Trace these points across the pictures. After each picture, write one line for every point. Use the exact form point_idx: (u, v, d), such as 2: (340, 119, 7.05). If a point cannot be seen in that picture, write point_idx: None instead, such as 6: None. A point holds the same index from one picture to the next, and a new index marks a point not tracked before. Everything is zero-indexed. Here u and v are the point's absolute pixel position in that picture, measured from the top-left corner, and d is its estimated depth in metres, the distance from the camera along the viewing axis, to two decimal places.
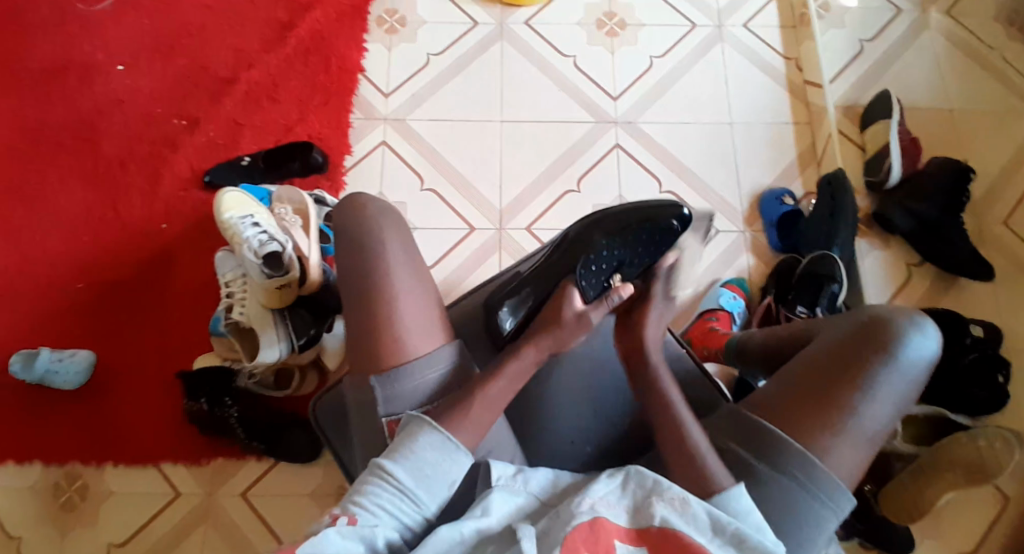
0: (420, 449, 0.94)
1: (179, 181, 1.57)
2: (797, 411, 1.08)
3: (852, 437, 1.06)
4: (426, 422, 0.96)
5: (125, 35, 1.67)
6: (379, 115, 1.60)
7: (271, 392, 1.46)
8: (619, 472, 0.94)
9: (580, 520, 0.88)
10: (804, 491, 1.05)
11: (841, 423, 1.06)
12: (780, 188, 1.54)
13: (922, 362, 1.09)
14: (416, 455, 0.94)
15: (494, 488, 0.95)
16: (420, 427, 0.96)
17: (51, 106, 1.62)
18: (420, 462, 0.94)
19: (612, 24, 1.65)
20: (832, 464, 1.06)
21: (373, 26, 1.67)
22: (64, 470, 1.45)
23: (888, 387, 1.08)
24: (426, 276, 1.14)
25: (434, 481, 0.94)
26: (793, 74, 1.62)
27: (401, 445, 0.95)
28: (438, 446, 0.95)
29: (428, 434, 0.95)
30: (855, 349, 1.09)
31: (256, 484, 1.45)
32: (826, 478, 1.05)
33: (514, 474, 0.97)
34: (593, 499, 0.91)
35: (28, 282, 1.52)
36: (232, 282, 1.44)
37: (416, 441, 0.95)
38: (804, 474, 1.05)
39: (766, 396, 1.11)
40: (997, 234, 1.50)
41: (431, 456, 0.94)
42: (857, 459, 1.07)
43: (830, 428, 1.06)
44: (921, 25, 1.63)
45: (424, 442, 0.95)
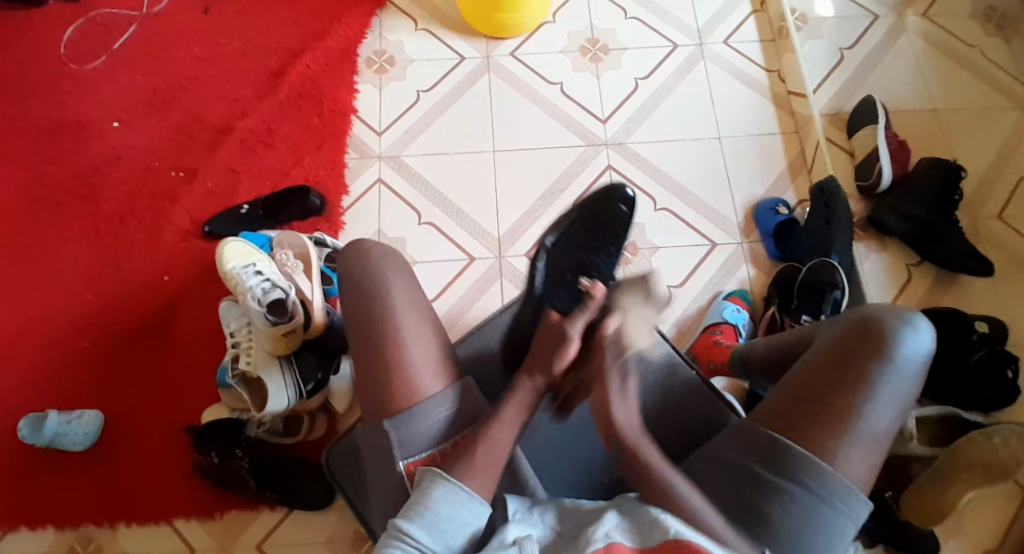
0: (436, 505, 1.01)
1: (177, 234, 1.57)
2: (803, 419, 1.09)
3: (859, 440, 1.07)
4: (439, 476, 1.03)
5: (117, 92, 1.68)
6: (374, 153, 1.61)
7: (282, 438, 1.46)
8: (626, 501, 1.01)
9: (596, 546, 0.95)
10: (818, 498, 1.05)
11: (847, 427, 1.07)
12: (773, 198, 1.55)
13: (919, 360, 1.11)
14: (433, 511, 1.00)
15: (511, 520, 1.01)
16: (434, 484, 1.02)
17: (46, 166, 1.62)
18: (438, 516, 1.00)
19: (596, 50, 1.68)
20: (843, 468, 1.06)
21: (361, 67, 1.68)
22: (77, 533, 1.43)
23: (889, 388, 1.09)
24: (433, 318, 1.19)
25: (452, 533, 1.00)
26: (777, 86, 1.64)
27: (418, 502, 1.01)
28: (453, 500, 1.01)
29: (442, 488, 1.01)
30: (852, 353, 1.10)
31: (272, 534, 1.44)
32: (839, 483, 1.06)
33: (528, 508, 1.03)
34: (605, 526, 0.98)
35: (32, 344, 1.51)
36: (237, 331, 1.44)
37: (430, 497, 1.01)
38: (817, 481, 1.05)
39: (770, 407, 1.12)
40: (992, 230, 1.51)
41: (447, 509, 1.00)
42: (866, 462, 1.07)
43: (836, 433, 1.07)
44: (899, 30, 1.66)
45: (438, 496, 1.01)
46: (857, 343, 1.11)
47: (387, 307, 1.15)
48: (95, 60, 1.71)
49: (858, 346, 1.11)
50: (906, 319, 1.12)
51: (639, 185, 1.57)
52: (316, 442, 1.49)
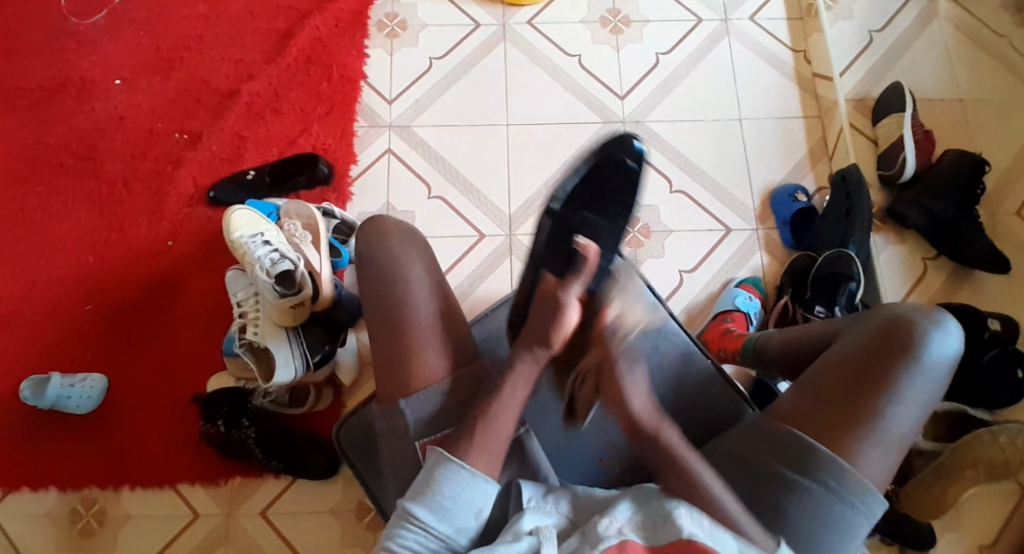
0: (442, 485, 0.99)
1: (184, 198, 1.54)
2: (824, 419, 1.08)
3: (879, 441, 1.06)
4: (443, 458, 1.01)
5: (121, 50, 1.63)
6: (384, 122, 1.57)
7: (287, 409, 1.46)
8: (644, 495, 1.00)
9: (608, 543, 0.93)
10: (836, 498, 1.05)
11: (868, 427, 1.06)
12: (791, 185, 1.52)
13: (945, 361, 1.09)
14: (439, 491, 0.99)
15: (527, 509, 1.00)
16: (443, 465, 1.00)
17: (48, 126, 1.58)
18: (444, 496, 0.99)
19: (616, 22, 1.62)
20: (863, 469, 1.06)
21: (374, 31, 1.63)
22: (80, 495, 1.43)
23: (914, 388, 1.08)
24: (446, 291, 1.18)
25: (460, 513, 0.98)
26: (801, 67, 1.60)
27: (424, 483, 1.00)
28: (459, 479, 0.99)
29: (446, 467, 1.00)
30: (876, 351, 1.09)
31: (275, 503, 1.44)
32: (859, 483, 1.05)
33: (545, 496, 1.02)
34: (620, 523, 0.96)
35: (35, 307, 1.49)
36: (244, 302, 1.43)
37: (439, 479, 1.00)
38: (836, 481, 1.05)
39: (790, 403, 1.11)
40: (1009, 226, 1.49)
41: (452, 489, 0.99)
42: (887, 462, 1.07)
43: (857, 433, 1.06)
44: (930, 13, 1.61)
45: (446, 478, 1.00)
46: (882, 341, 1.09)
47: (400, 286, 1.15)
48: (98, 15, 1.66)
49: (883, 344, 1.09)
50: (932, 319, 1.10)
51: (655, 166, 1.53)
52: (321, 415, 1.49)
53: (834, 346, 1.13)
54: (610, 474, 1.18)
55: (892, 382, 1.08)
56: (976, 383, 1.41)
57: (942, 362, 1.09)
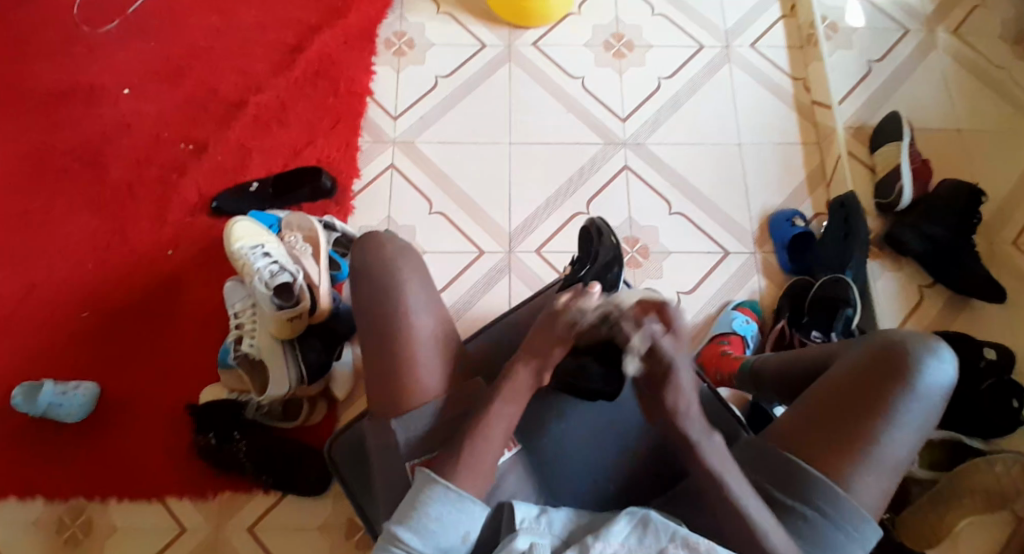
0: (428, 508, 1.01)
1: (185, 207, 1.55)
2: (820, 443, 1.08)
3: (874, 467, 1.06)
4: (430, 479, 1.03)
5: (130, 58, 1.64)
6: (388, 137, 1.58)
7: (280, 422, 1.45)
8: (640, 516, 0.99)
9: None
10: (830, 523, 1.05)
11: (862, 453, 1.06)
12: (789, 210, 1.53)
13: (940, 388, 1.09)
14: (425, 513, 1.01)
15: (518, 529, 0.99)
16: (431, 488, 1.02)
17: (53, 132, 1.59)
18: (429, 518, 1.01)
19: (620, 45, 1.64)
20: (857, 495, 1.06)
21: (381, 48, 1.65)
22: (68, 504, 1.41)
23: (909, 413, 1.07)
24: (444, 314, 1.17)
25: (446, 536, 1.01)
26: (801, 94, 1.62)
27: (410, 505, 1.02)
28: (445, 501, 1.01)
29: (433, 488, 1.02)
30: (871, 377, 1.09)
31: (265, 517, 1.42)
32: (853, 509, 1.05)
33: (538, 516, 1.02)
34: (613, 548, 0.96)
35: (33, 311, 1.49)
36: (241, 313, 1.43)
37: (426, 502, 1.01)
38: (830, 506, 1.05)
39: (784, 426, 1.11)
40: (1006, 255, 1.50)
41: (438, 512, 1.01)
42: (881, 488, 1.07)
43: (851, 458, 1.06)
44: (929, 46, 1.64)
45: (433, 500, 1.01)
46: (877, 367, 1.09)
47: (399, 306, 1.13)
48: (110, 24, 1.67)
49: (878, 369, 1.09)
50: (928, 346, 1.09)
51: (655, 187, 1.54)
52: (314, 428, 1.48)
53: (831, 370, 1.13)
54: (605, 492, 1.18)
55: (889, 407, 1.07)
56: (976, 412, 1.41)
57: (939, 389, 1.09)
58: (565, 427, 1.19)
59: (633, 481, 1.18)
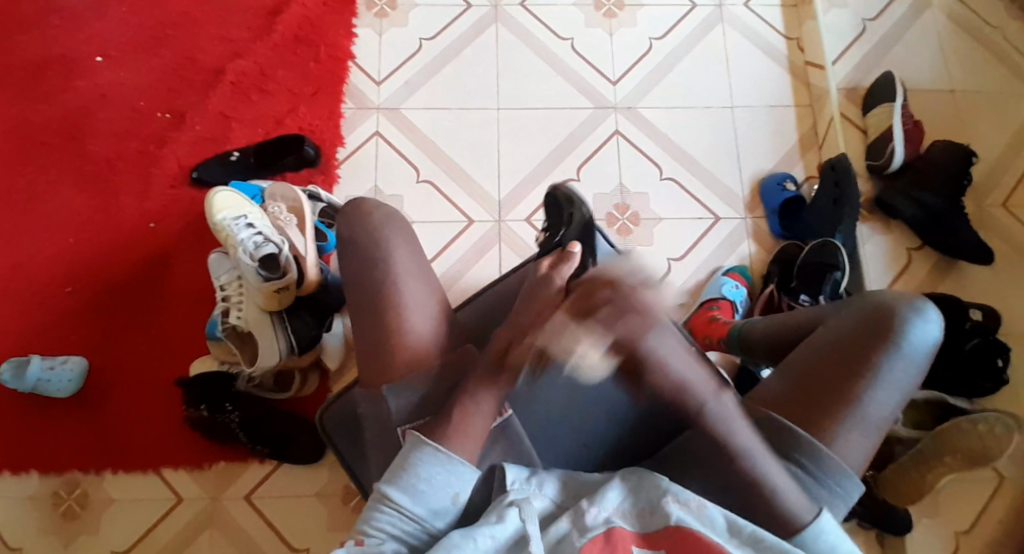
0: (418, 468, 0.99)
1: (167, 178, 1.51)
2: (805, 402, 1.09)
3: (859, 425, 1.07)
4: (419, 442, 1.01)
5: (102, 24, 1.59)
6: (372, 104, 1.54)
7: (271, 393, 1.46)
8: (631, 481, 1.00)
9: (596, 531, 0.94)
10: (815, 482, 1.05)
11: (848, 413, 1.07)
12: (780, 173, 1.52)
13: (926, 350, 1.10)
14: (414, 473, 0.99)
15: (509, 491, 0.99)
16: (421, 450, 1.00)
17: (25, 100, 1.54)
18: (418, 478, 0.99)
19: (611, 5, 1.60)
20: (841, 452, 1.06)
21: (362, 9, 1.59)
22: (63, 478, 1.42)
23: (895, 374, 1.08)
24: (439, 292, 1.15)
25: (435, 496, 0.98)
26: (795, 55, 1.59)
27: (400, 466, 1.00)
28: (434, 462, 0.99)
29: (423, 451, 1.00)
30: (858, 338, 1.10)
31: (261, 486, 1.44)
32: (838, 467, 1.05)
33: (528, 478, 1.02)
34: (607, 511, 0.97)
35: (15, 286, 1.47)
36: (227, 285, 1.41)
37: (416, 463, 0.99)
38: (814, 463, 1.06)
39: (771, 388, 1.12)
40: (996, 219, 1.50)
41: (428, 472, 0.99)
42: (865, 446, 1.07)
43: (836, 416, 1.07)
44: (923, 4, 1.61)
45: (421, 461, 0.99)
46: (864, 329, 1.10)
47: (392, 277, 1.12)
48: None
49: (864, 331, 1.10)
50: (913, 306, 1.11)
51: (646, 152, 1.52)
52: (306, 399, 1.48)
53: (818, 332, 1.14)
54: (591, 459, 1.20)
55: (874, 366, 1.08)
56: (966, 374, 1.43)
57: (923, 350, 1.10)
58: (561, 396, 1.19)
59: (618, 447, 1.18)
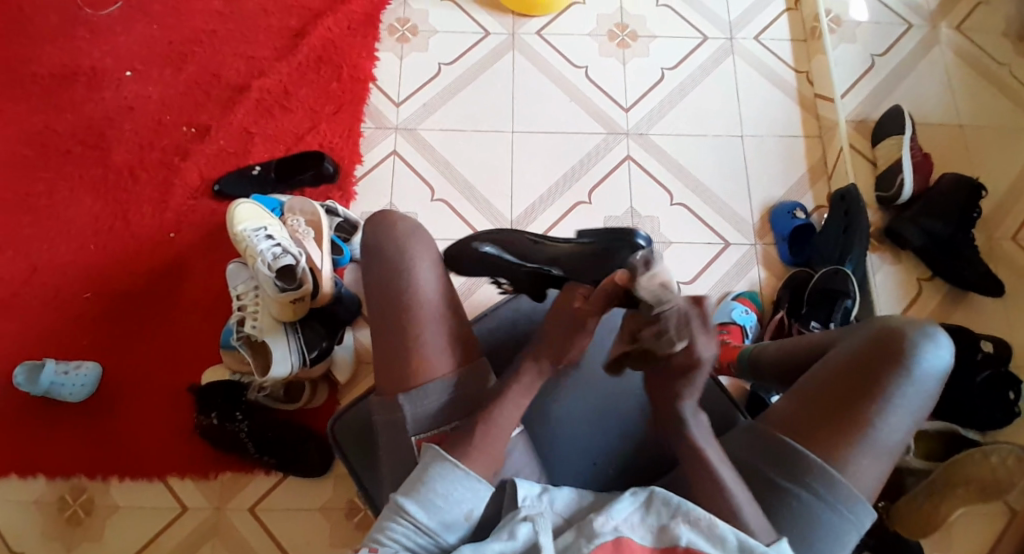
0: (435, 482, 0.98)
1: (189, 190, 1.55)
2: (818, 425, 1.06)
3: (870, 450, 1.04)
4: (438, 455, 1.00)
5: (134, 42, 1.65)
6: (391, 124, 1.59)
7: (282, 405, 1.46)
8: (645, 491, 0.97)
9: (604, 538, 0.92)
10: (825, 506, 1.04)
11: (858, 438, 1.04)
12: (791, 202, 1.53)
13: (936, 375, 1.07)
14: (431, 487, 0.98)
15: (520, 507, 0.97)
16: (440, 465, 0.99)
17: (57, 113, 1.60)
18: (434, 492, 0.98)
19: (624, 35, 1.65)
20: (852, 478, 1.04)
21: (385, 35, 1.65)
22: (69, 483, 1.42)
23: (906, 399, 1.05)
24: (453, 293, 1.16)
25: (451, 511, 0.98)
26: (804, 87, 1.62)
27: (417, 479, 0.99)
28: (452, 478, 0.99)
29: (441, 465, 0.99)
30: (868, 362, 1.07)
31: (265, 499, 1.43)
32: (847, 492, 1.04)
33: (539, 494, 0.99)
34: (616, 520, 0.94)
35: (35, 291, 1.50)
36: (243, 295, 1.42)
37: (433, 477, 0.99)
38: (826, 488, 1.04)
39: (783, 409, 1.09)
40: (1005, 250, 1.51)
41: (444, 487, 0.98)
42: (877, 472, 1.05)
43: (848, 441, 1.04)
44: (931, 40, 1.64)
45: (439, 475, 0.99)
46: (876, 352, 1.07)
47: (413, 287, 1.13)
48: (114, 7, 1.68)
49: (875, 354, 1.07)
50: (926, 330, 1.07)
51: (657, 177, 1.55)
52: (315, 411, 1.48)
53: (829, 353, 1.11)
54: (606, 478, 1.18)
55: (886, 390, 1.05)
56: (968, 402, 1.41)
57: (936, 375, 1.07)
58: (557, 409, 1.19)
59: (632, 464, 1.18)
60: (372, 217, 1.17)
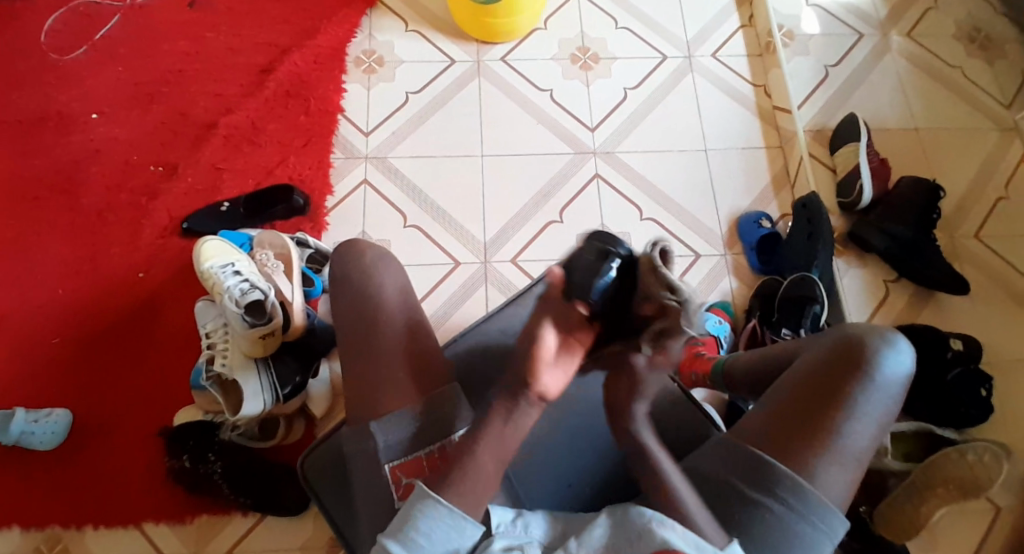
0: (419, 522, 0.96)
1: (158, 229, 1.54)
2: (787, 437, 1.07)
3: (840, 458, 1.05)
4: (424, 494, 0.97)
5: (98, 84, 1.64)
6: (361, 153, 1.59)
7: (257, 443, 1.43)
8: (619, 511, 0.99)
9: None
10: (798, 517, 1.04)
11: (828, 447, 1.05)
12: (755, 212, 1.56)
13: (898, 381, 1.10)
14: (416, 529, 0.96)
15: (496, 534, 0.98)
16: (425, 504, 0.97)
17: (22, 158, 1.58)
18: (419, 533, 0.96)
19: (586, 58, 1.68)
20: (822, 488, 1.05)
21: (351, 66, 1.66)
22: (44, 534, 1.38)
23: (870, 406, 1.08)
24: (423, 322, 1.15)
25: (436, 551, 0.96)
26: (763, 100, 1.67)
27: (402, 520, 0.97)
28: (436, 518, 0.96)
29: (426, 505, 0.97)
30: (831, 371, 1.09)
31: (244, 540, 1.40)
32: (819, 502, 1.04)
33: (514, 519, 1.00)
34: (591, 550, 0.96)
35: (4, 338, 1.47)
36: (213, 332, 1.41)
37: (418, 518, 0.96)
38: (797, 500, 1.04)
39: (753, 422, 1.10)
40: (967, 248, 1.55)
41: (429, 528, 0.96)
42: (847, 481, 1.06)
43: (817, 451, 1.05)
44: (883, 49, 1.70)
45: (425, 516, 0.96)
46: (839, 361, 1.09)
47: (380, 317, 1.14)
48: (77, 49, 1.67)
49: (838, 364, 1.09)
50: (884, 338, 1.10)
51: (626, 195, 1.57)
52: (293, 446, 1.46)
53: (794, 366, 1.13)
54: (584, 498, 1.18)
55: (850, 399, 1.07)
56: (945, 401, 1.43)
57: (897, 382, 1.10)
58: (537, 431, 1.19)
59: (610, 482, 1.18)
60: (339, 248, 1.18)
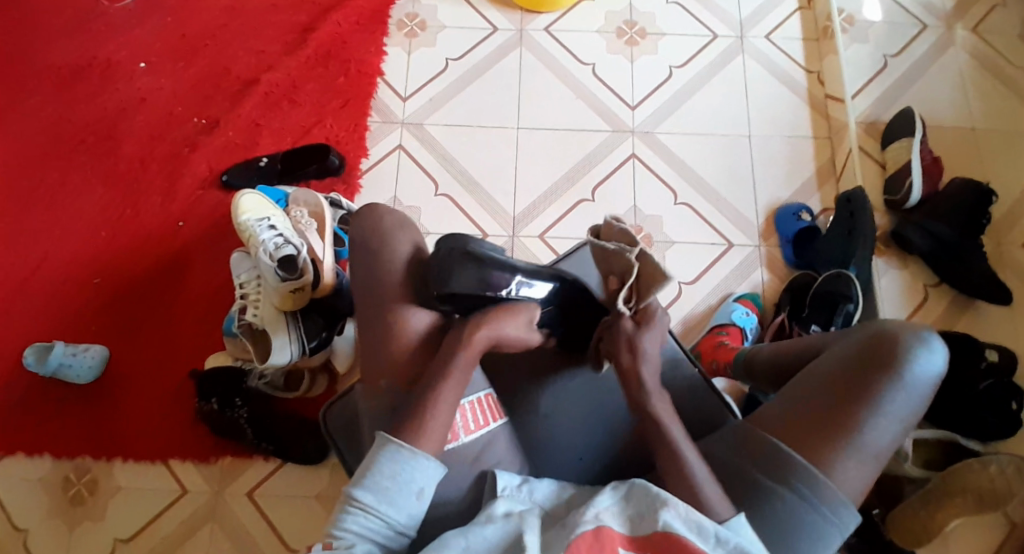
0: (381, 466, 0.97)
1: (197, 181, 1.58)
2: (805, 428, 1.02)
3: (857, 453, 1.00)
4: (385, 440, 0.99)
5: (148, 35, 1.68)
6: (397, 119, 1.60)
7: (282, 393, 1.48)
8: (624, 483, 0.95)
9: (585, 529, 0.91)
10: (809, 507, 1.00)
11: (846, 441, 1.00)
12: (797, 204, 1.51)
13: (931, 381, 1.03)
14: (379, 472, 0.97)
15: (499, 496, 0.97)
16: (383, 448, 0.98)
17: (72, 103, 1.63)
18: (382, 476, 0.97)
19: (632, 33, 1.64)
20: (837, 481, 1.00)
21: (393, 30, 1.66)
22: (75, 463, 1.45)
23: (896, 403, 1.02)
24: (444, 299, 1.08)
25: (401, 492, 0.97)
26: (815, 87, 1.60)
27: (366, 468, 0.98)
28: (397, 459, 0.97)
29: (386, 449, 0.98)
30: (862, 365, 1.03)
31: (263, 484, 1.45)
32: (833, 496, 1.00)
33: (519, 485, 0.99)
34: (599, 508, 0.93)
35: (47, 276, 1.53)
36: (246, 284, 1.42)
37: (379, 461, 0.98)
38: (810, 490, 1.00)
39: (771, 411, 1.06)
40: (1015, 257, 1.48)
41: (392, 470, 0.97)
42: (863, 477, 1.01)
43: (835, 443, 1.01)
44: (946, 42, 1.61)
45: (385, 460, 0.98)
46: (866, 356, 1.04)
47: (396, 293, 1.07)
48: None
49: (868, 358, 1.04)
50: (920, 335, 1.04)
51: (662, 177, 1.54)
52: (311, 401, 1.50)
53: (822, 357, 1.08)
54: (590, 473, 1.12)
55: (876, 394, 1.02)
56: (969, 408, 1.36)
57: (928, 380, 1.03)
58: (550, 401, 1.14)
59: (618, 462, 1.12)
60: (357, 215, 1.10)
